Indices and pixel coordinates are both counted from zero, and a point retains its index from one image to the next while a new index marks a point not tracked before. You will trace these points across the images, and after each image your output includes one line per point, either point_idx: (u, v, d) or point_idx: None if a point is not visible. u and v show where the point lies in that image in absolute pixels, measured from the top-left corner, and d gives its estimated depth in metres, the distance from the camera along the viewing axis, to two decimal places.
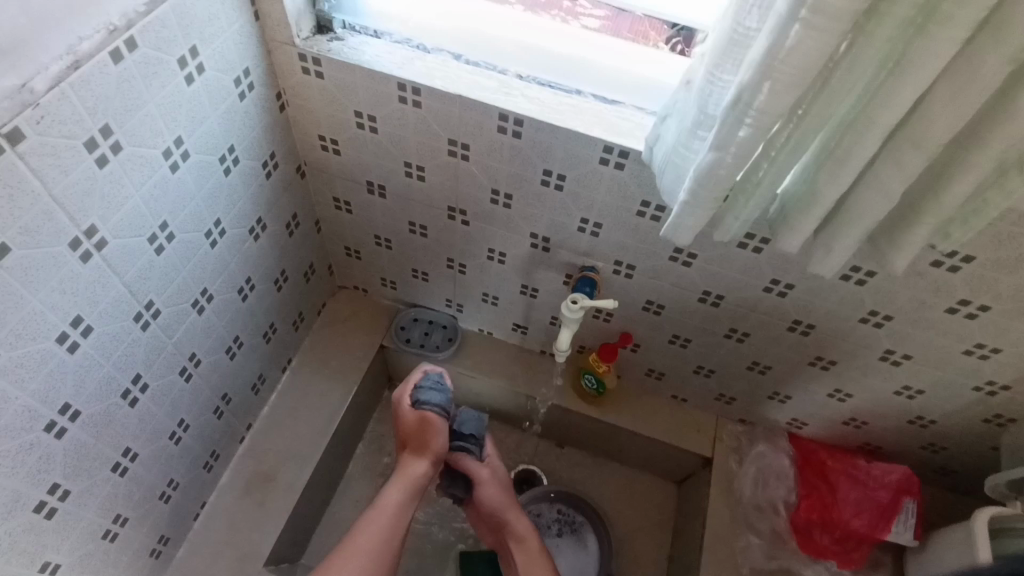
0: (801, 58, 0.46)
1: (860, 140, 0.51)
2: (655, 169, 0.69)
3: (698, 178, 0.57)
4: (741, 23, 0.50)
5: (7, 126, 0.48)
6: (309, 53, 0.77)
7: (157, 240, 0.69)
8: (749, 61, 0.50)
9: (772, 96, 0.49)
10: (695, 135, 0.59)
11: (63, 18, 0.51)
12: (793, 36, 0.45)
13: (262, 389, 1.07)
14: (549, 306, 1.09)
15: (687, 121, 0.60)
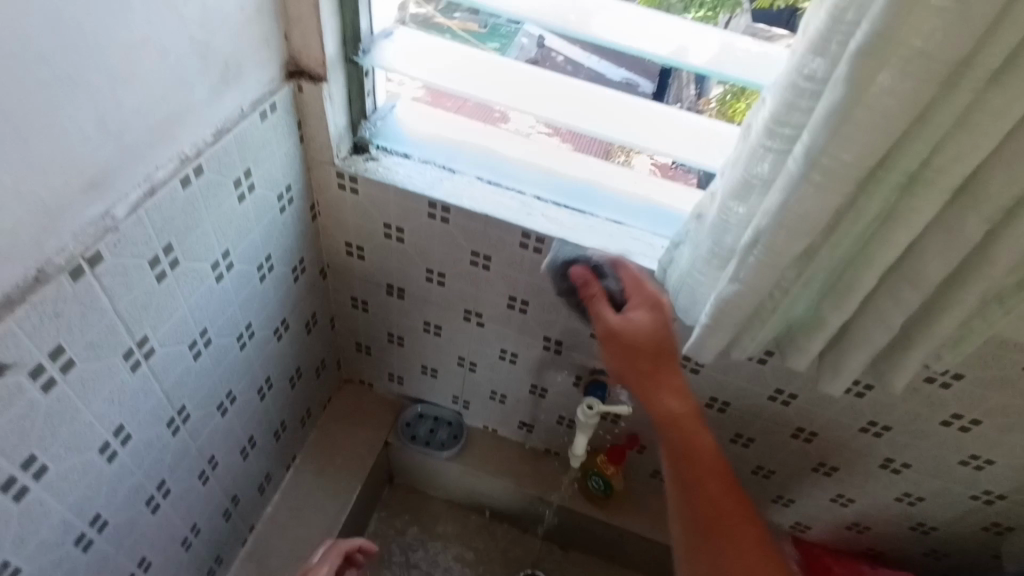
0: (804, 214, 0.53)
1: (862, 277, 0.57)
2: (667, 289, 0.74)
3: (719, 308, 0.63)
4: (751, 172, 0.58)
5: (90, 250, 0.51)
6: (347, 172, 0.83)
7: (196, 346, 0.71)
8: (762, 209, 0.57)
9: (784, 241, 0.55)
10: (710, 264, 0.65)
11: (145, 150, 0.55)
12: (798, 194, 0.52)
13: (267, 487, 1.06)
14: (557, 405, 1.11)
15: (700, 251, 0.66)
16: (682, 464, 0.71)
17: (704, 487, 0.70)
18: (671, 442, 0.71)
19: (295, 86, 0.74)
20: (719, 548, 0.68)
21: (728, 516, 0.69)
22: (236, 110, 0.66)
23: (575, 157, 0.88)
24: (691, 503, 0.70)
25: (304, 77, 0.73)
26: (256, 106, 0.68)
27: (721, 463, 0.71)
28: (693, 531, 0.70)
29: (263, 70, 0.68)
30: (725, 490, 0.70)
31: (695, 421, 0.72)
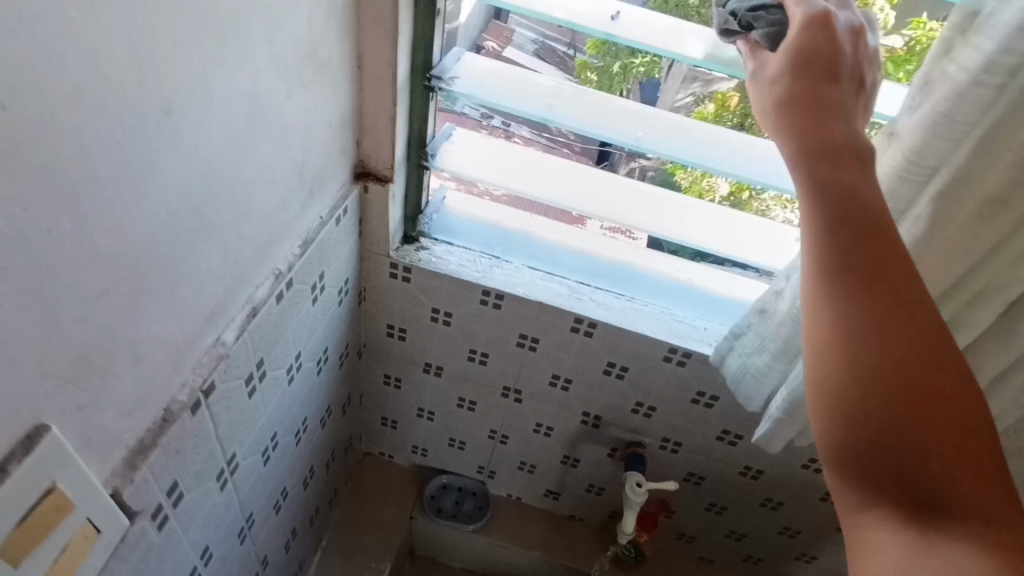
0: None
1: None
2: (728, 374, 0.77)
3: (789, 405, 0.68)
4: None
5: (206, 382, 0.51)
6: (401, 262, 0.85)
7: (267, 451, 0.70)
8: None
9: None
10: (779, 360, 0.68)
11: (250, 274, 0.55)
12: None
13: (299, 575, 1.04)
14: (588, 474, 1.13)
15: (769, 345, 0.68)
16: (863, 288, 0.42)
17: (900, 337, 0.41)
18: (838, 250, 0.43)
19: (362, 187, 0.75)
20: (909, 436, 0.40)
21: (938, 380, 0.41)
22: (316, 218, 0.66)
23: (618, 243, 0.92)
24: (874, 357, 0.41)
25: (370, 179, 0.74)
26: (332, 212, 0.69)
27: (926, 297, 0.43)
28: (871, 367, 0.41)
29: (339, 176, 0.69)
30: (935, 330, 0.42)
31: (887, 226, 0.43)
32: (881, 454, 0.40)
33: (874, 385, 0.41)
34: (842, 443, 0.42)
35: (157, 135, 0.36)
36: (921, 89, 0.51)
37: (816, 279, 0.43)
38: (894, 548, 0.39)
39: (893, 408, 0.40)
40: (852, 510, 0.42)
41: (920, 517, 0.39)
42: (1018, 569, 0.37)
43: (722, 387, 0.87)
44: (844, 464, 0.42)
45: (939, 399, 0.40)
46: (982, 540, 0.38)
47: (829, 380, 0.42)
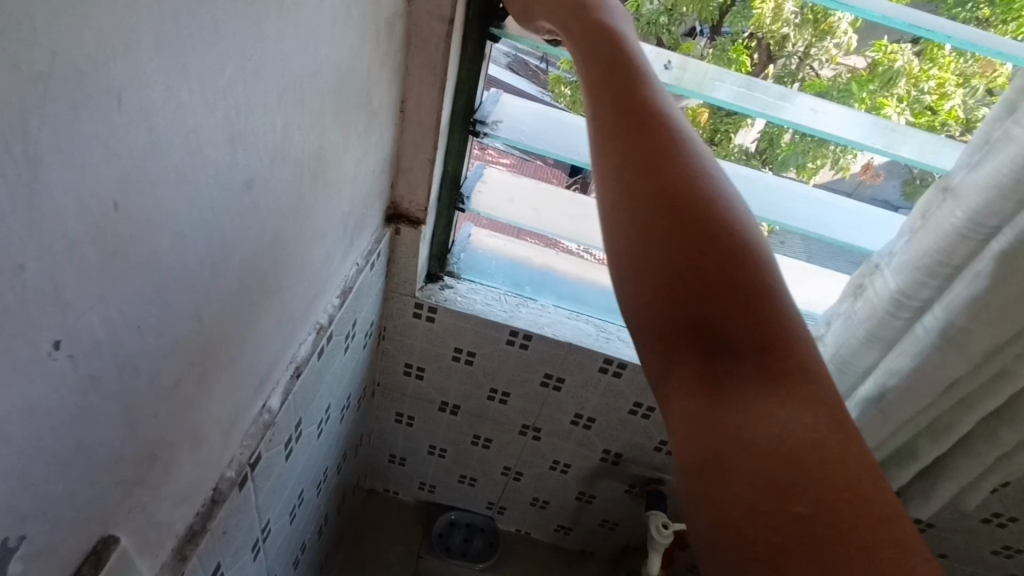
0: (934, 374, 0.59)
1: (963, 419, 0.64)
2: None
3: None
4: (876, 330, 0.63)
5: (254, 455, 0.47)
6: (426, 302, 0.82)
7: (295, 510, 0.66)
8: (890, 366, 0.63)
9: (908, 393, 0.61)
10: None
11: (295, 332, 0.52)
12: (930, 361, 0.59)
13: None
14: (603, 509, 1.11)
15: None
16: (629, 121, 0.39)
17: (672, 163, 0.37)
18: (607, 94, 0.41)
19: (393, 229, 0.73)
20: (700, 258, 0.34)
21: (714, 200, 0.36)
22: (353, 265, 0.64)
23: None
24: (665, 174, 0.37)
25: (403, 221, 0.73)
26: (368, 258, 0.67)
27: (666, 127, 0.39)
28: (661, 186, 0.36)
29: (374, 221, 0.67)
30: (661, 157, 0.37)
31: (608, 78, 0.42)
32: (673, 287, 0.34)
33: (660, 205, 0.36)
34: (629, 282, 0.35)
35: (240, 209, 0.34)
36: (982, 147, 0.54)
37: (594, 124, 0.40)
38: (687, 402, 0.33)
39: (673, 229, 0.35)
40: (651, 372, 0.35)
41: (706, 357, 0.33)
42: (810, 397, 0.33)
43: None
44: (641, 319, 0.35)
45: (678, 224, 0.35)
46: (771, 373, 0.33)
47: (620, 208, 0.37)
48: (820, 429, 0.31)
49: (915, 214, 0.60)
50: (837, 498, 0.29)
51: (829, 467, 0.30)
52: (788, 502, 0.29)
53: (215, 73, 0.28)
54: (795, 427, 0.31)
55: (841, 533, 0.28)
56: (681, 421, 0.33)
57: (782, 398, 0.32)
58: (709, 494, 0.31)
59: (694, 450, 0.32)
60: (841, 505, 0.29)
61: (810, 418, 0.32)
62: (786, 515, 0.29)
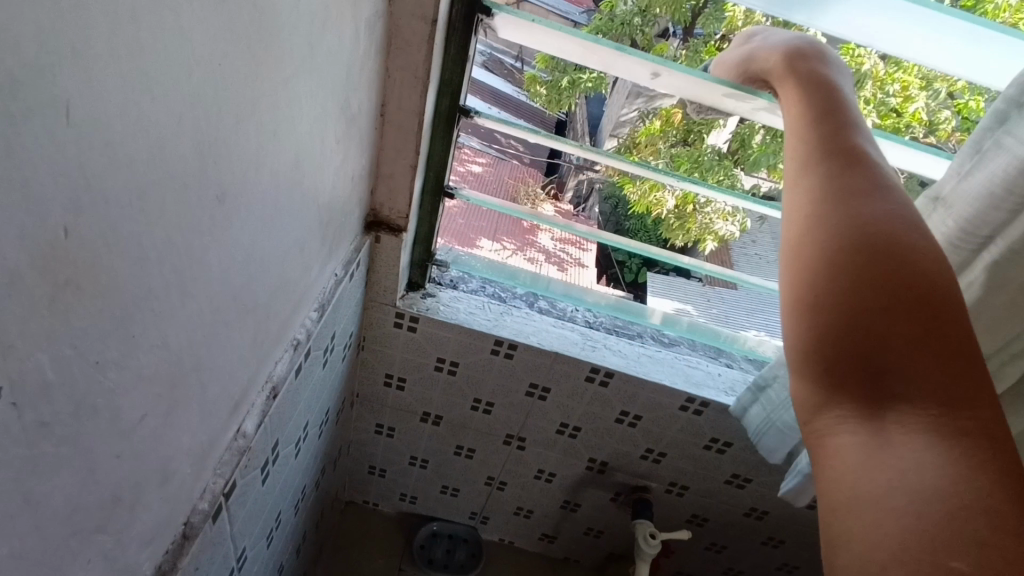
0: None
1: None
2: (749, 429, 0.77)
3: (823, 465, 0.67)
4: None
5: (227, 485, 0.44)
6: (408, 312, 0.80)
7: (271, 534, 0.63)
8: None
9: None
10: None
11: (271, 350, 0.49)
12: None
13: None
14: (588, 518, 1.10)
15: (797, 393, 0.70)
16: (828, 178, 0.43)
17: (861, 218, 0.40)
18: (816, 148, 0.45)
19: (373, 238, 0.71)
20: (872, 306, 0.37)
21: (903, 257, 0.38)
22: (331, 277, 0.61)
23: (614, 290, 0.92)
24: (850, 227, 0.40)
25: (382, 228, 0.71)
26: (346, 268, 0.64)
27: (880, 187, 0.42)
28: (841, 238, 0.40)
29: (352, 230, 0.65)
30: (850, 212, 0.41)
31: (822, 135, 0.46)
32: (854, 329, 0.37)
33: (843, 255, 0.39)
34: (806, 325, 0.39)
35: (211, 227, 0.32)
36: (972, 157, 0.53)
37: (796, 178, 0.45)
38: (852, 442, 0.36)
39: (853, 278, 0.38)
40: (823, 411, 0.38)
41: (881, 404, 0.36)
42: (989, 457, 0.32)
43: (736, 434, 0.87)
44: (818, 354, 0.39)
45: (867, 277, 0.38)
46: (952, 430, 0.34)
47: (804, 256, 0.41)
48: (998, 493, 0.31)
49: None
50: (1000, 563, 0.29)
51: (994, 527, 0.30)
52: (946, 554, 0.29)
53: (180, 79, 0.26)
54: (962, 482, 0.31)
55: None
56: (845, 458, 0.36)
57: (960, 451, 0.33)
58: (857, 528, 0.33)
59: (853, 487, 0.34)
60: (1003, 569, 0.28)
61: (987, 480, 0.31)
62: (940, 567, 0.29)
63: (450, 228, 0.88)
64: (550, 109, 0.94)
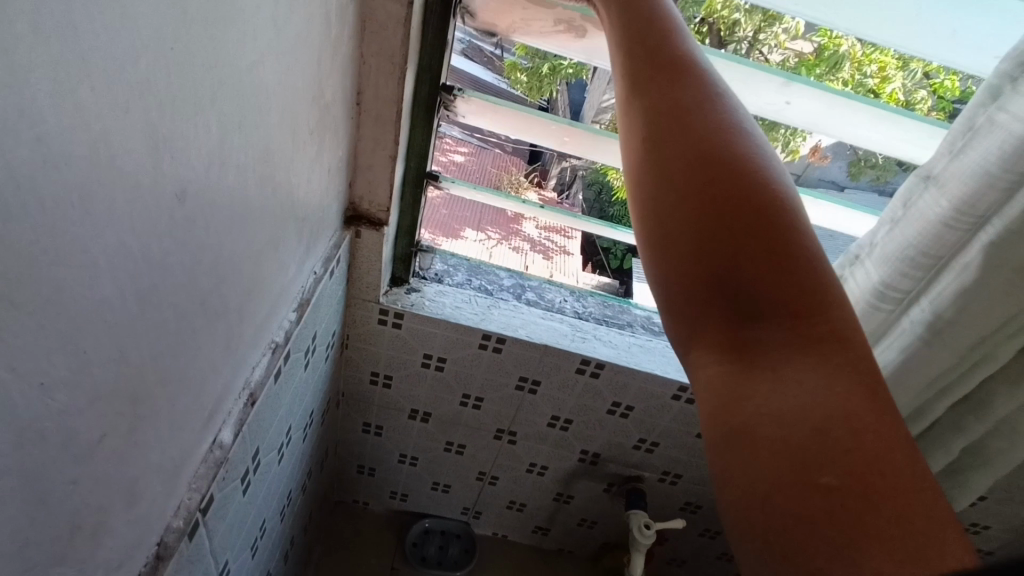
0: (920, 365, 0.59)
1: (936, 405, 0.64)
2: None
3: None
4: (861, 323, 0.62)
5: (204, 499, 0.41)
6: (392, 308, 0.77)
7: (255, 545, 0.60)
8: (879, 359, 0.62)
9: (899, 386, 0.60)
10: None
11: (248, 355, 0.46)
12: (916, 355, 0.59)
13: None
14: (581, 509, 1.09)
15: None
16: (660, 105, 0.41)
17: (701, 141, 0.39)
18: (642, 74, 0.43)
19: (353, 232, 0.68)
20: (731, 227, 0.36)
21: (749, 171, 0.38)
22: (310, 275, 0.58)
23: (602, 278, 0.94)
24: (692, 154, 0.39)
25: (363, 223, 0.68)
26: (326, 265, 0.62)
27: (707, 106, 0.41)
28: (688, 166, 0.38)
29: (331, 225, 0.62)
30: (687, 137, 0.39)
31: (647, 62, 0.43)
32: (709, 256, 0.36)
33: (690, 187, 0.38)
34: (662, 263, 0.38)
35: (171, 229, 0.29)
36: (965, 134, 0.52)
37: (627, 110, 0.43)
38: (715, 374, 0.36)
39: (699, 208, 0.37)
40: (683, 345, 0.38)
41: (735, 332, 0.36)
42: (839, 362, 0.34)
43: None
44: (676, 287, 0.37)
45: (712, 204, 0.37)
46: (802, 342, 0.35)
47: (650, 186, 0.39)
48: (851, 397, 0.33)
49: (891, 203, 0.59)
50: (866, 467, 0.30)
51: (857, 433, 0.32)
52: (817, 472, 0.31)
53: (125, 64, 0.23)
54: (823, 395, 0.33)
55: (872, 499, 0.30)
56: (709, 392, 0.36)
57: (812, 366, 0.34)
58: (735, 464, 0.33)
59: (724, 423, 0.34)
60: (873, 471, 0.30)
61: (840, 385, 0.33)
62: (815, 485, 0.31)
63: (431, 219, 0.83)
64: (528, 93, 0.80)
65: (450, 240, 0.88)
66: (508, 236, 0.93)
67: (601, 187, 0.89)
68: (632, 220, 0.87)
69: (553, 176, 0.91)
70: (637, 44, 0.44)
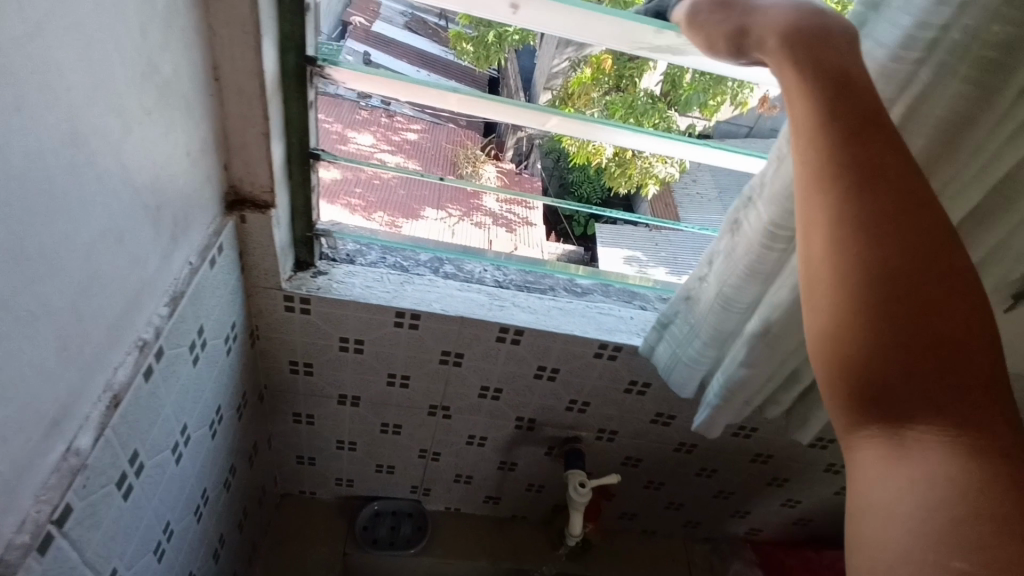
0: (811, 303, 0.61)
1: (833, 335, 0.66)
2: (657, 364, 0.78)
3: (723, 393, 0.71)
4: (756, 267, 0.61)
5: (59, 508, 0.39)
6: (297, 294, 0.75)
7: (161, 547, 0.59)
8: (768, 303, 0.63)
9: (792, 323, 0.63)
10: (710, 347, 0.70)
11: (103, 356, 0.44)
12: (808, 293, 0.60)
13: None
14: (527, 475, 1.10)
15: (700, 330, 0.69)
16: (851, 169, 0.42)
17: (876, 223, 0.41)
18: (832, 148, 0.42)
19: (237, 217, 0.65)
20: (907, 331, 0.39)
21: (927, 280, 0.40)
22: (183, 266, 0.56)
23: (567, 247, 0.87)
24: (862, 234, 0.41)
25: (247, 206, 0.65)
26: (204, 255, 0.59)
27: (897, 188, 0.42)
28: (863, 263, 0.40)
29: (205, 212, 0.59)
30: (867, 225, 0.41)
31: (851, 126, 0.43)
32: (893, 349, 0.39)
33: (864, 284, 0.40)
34: (829, 345, 0.41)
35: None
36: None
37: (804, 185, 0.43)
38: (875, 449, 0.40)
39: (875, 304, 0.40)
40: (843, 423, 0.42)
41: (898, 411, 0.39)
42: (1004, 468, 0.36)
43: (653, 374, 0.87)
44: (848, 366, 0.41)
45: (887, 303, 0.40)
46: (965, 446, 0.37)
47: (822, 274, 0.42)
48: (1006, 500, 0.35)
49: (777, 142, 0.57)
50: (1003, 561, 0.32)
51: (1003, 534, 0.33)
52: (949, 555, 0.33)
53: None
54: (970, 491, 0.35)
55: None
56: (867, 470, 0.40)
57: (970, 466, 0.36)
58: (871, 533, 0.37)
59: (867, 496, 0.39)
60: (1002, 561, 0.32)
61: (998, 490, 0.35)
62: (945, 567, 0.33)
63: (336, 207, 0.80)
64: (476, 63, 0.83)
65: (411, 222, 0.84)
66: (468, 211, 0.86)
67: (559, 154, 0.84)
68: (592, 180, 0.86)
69: (510, 147, 0.83)
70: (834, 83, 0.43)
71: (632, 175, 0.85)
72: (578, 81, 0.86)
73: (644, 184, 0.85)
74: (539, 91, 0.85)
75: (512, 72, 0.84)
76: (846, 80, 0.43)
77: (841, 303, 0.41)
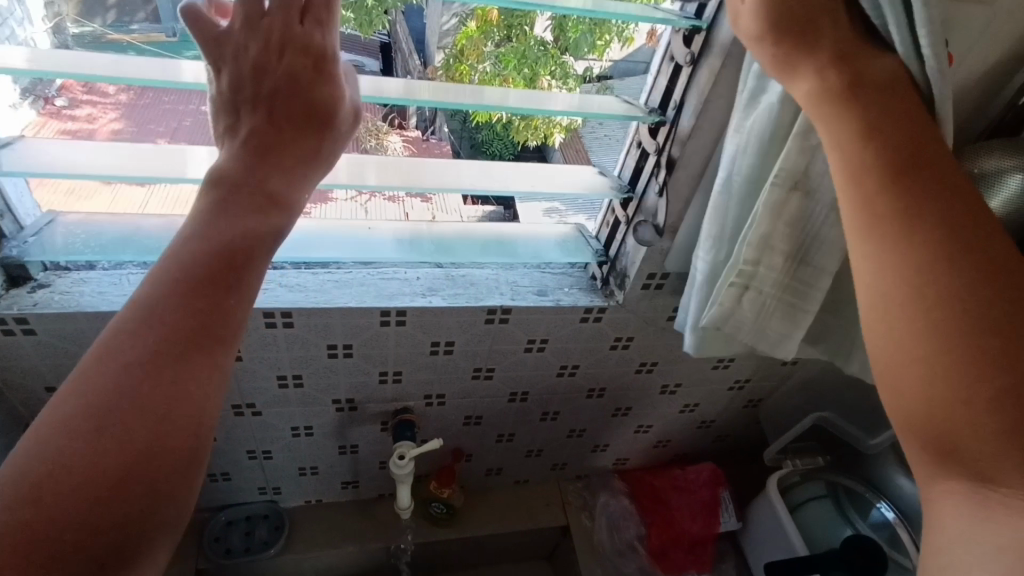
0: None
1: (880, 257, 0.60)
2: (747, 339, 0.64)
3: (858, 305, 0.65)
4: None
5: None
6: (7, 314, 0.66)
7: None
8: None
9: None
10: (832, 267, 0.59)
11: None
12: None
13: None
14: (373, 454, 1.06)
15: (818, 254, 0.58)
16: (902, 204, 0.41)
17: (934, 280, 0.39)
18: (904, 178, 0.42)
19: None
20: (993, 382, 0.36)
21: (1007, 340, 0.36)
22: None
23: (485, 208, 0.90)
24: (916, 279, 0.39)
25: None
26: None
27: (957, 235, 0.40)
28: (950, 296, 0.38)
29: None
30: (934, 272, 0.39)
31: (900, 167, 0.42)
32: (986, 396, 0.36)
33: (949, 326, 0.38)
34: (915, 386, 0.38)
35: None
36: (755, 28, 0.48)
37: (865, 215, 0.42)
38: (950, 505, 0.37)
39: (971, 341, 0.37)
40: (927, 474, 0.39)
41: (973, 468, 0.36)
42: None
43: (452, 332, 0.83)
44: (926, 410, 0.38)
45: (970, 354, 0.37)
46: None
47: (893, 313, 0.40)
48: None
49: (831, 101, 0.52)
50: None
51: None
52: None
53: None
54: None
55: None
56: (947, 519, 0.36)
57: None
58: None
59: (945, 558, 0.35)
60: None
61: None
62: None
63: (168, 194, 0.77)
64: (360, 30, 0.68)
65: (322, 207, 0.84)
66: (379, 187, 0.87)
67: (464, 113, 0.84)
68: (503, 138, 0.85)
69: (412, 114, 0.81)
70: (866, 137, 0.44)
71: (538, 126, 0.83)
72: (465, 35, 0.73)
73: (550, 134, 0.84)
74: (434, 50, 0.74)
75: (403, 33, 0.74)
76: (900, 125, 0.44)
77: (911, 347, 0.39)
